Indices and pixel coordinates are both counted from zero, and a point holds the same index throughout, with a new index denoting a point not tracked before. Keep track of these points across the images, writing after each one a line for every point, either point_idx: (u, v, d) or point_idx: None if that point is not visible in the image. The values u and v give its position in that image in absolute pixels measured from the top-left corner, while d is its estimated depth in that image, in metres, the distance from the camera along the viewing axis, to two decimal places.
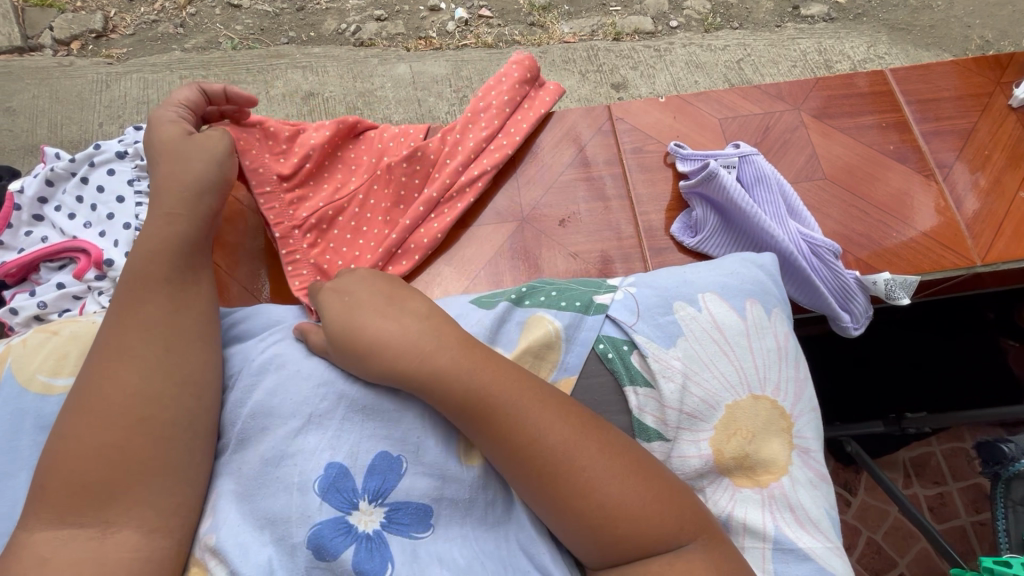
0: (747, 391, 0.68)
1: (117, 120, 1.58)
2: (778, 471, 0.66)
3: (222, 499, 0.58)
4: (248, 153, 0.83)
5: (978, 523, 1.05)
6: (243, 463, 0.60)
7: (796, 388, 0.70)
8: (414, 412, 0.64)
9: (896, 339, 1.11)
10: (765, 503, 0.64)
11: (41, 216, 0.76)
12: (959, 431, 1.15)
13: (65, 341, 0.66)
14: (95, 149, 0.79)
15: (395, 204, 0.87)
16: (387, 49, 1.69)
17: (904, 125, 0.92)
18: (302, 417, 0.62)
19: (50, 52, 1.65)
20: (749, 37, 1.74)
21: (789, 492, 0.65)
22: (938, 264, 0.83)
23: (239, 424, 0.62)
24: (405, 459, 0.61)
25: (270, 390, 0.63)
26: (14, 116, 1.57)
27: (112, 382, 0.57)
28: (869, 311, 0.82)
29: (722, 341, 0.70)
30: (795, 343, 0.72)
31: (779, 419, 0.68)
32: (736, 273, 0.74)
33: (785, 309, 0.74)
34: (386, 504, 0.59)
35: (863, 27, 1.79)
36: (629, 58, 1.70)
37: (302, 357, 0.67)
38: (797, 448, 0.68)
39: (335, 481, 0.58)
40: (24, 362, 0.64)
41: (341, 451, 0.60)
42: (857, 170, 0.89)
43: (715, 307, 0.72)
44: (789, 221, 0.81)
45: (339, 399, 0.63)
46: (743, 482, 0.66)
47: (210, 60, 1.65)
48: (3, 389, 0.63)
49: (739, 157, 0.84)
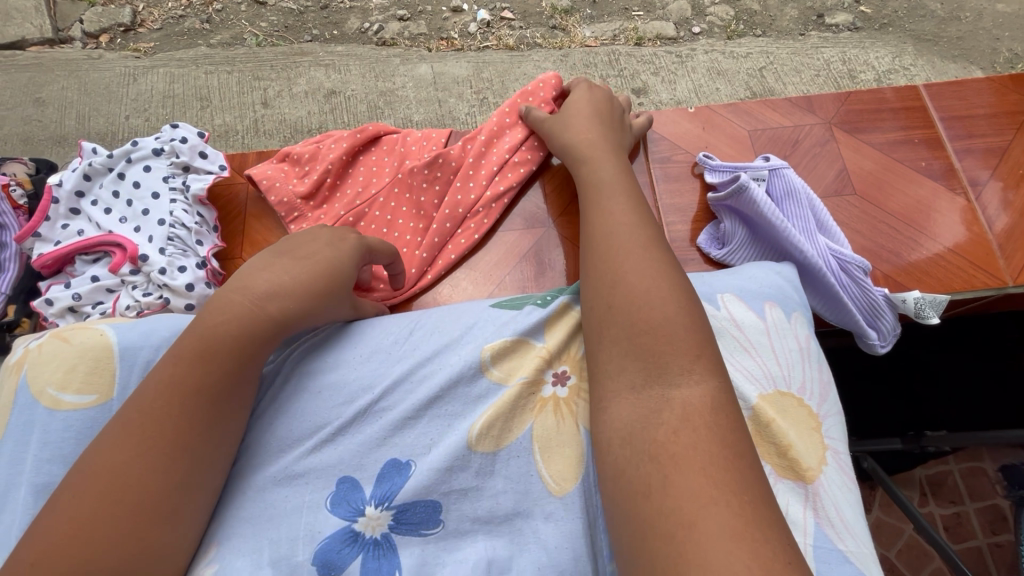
0: (772, 385, 0.67)
1: (144, 113, 1.61)
2: (815, 470, 0.63)
3: (227, 523, 0.60)
4: (273, 188, 0.90)
5: (995, 544, 1.03)
6: (252, 484, 0.63)
7: (821, 389, 0.68)
8: (427, 418, 0.65)
9: (920, 358, 1.09)
10: (805, 497, 0.61)
11: (77, 209, 0.78)
12: (979, 451, 1.13)
13: (77, 351, 0.66)
14: (133, 145, 0.81)
15: (415, 217, 0.89)
16: (409, 49, 1.71)
17: (936, 141, 0.91)
18: (318, 433, 0.65)
19: (79, 45, 1.69)
20: (772, 45, 1.73)
21: (829, 489, 0.62)
22: (969, 284, 0.82)
23: (250, 445, 0.65)
24: (413, 463, 0.63)
25: (288, 411, 0.67)
26: (44, 107, 1.61)
27: (150, 464, 0.53)
28: (898, 328, 0.80)
29: (744, 339, 0.69)
30: (816, 346, 0.72)
31: (807, 419, 0.66)
32: (753, 279, 0.75)
33: (805, 312, 0.74)
34: (393, 508, 0.60)
35: (889, 37, 1.76)
36: (650, 64, 1.70)
37: (319, 374, 0.69)
38: (828, 448, 0.65)
39: (345, 494, 0.61)
40: (38, 370, 0.66)
41: (350, 466, 0.63)
42: (886, 186, 0.89)
43: (734, 307, 0.72)
44: (819, 237, 0.80)
45: (356, 413, 0.66)
46: (784, 472, 0.63)
47: (236, 57, 1.67)
48: (19, 398, 0.65)
49: (769, 170, 0.84)
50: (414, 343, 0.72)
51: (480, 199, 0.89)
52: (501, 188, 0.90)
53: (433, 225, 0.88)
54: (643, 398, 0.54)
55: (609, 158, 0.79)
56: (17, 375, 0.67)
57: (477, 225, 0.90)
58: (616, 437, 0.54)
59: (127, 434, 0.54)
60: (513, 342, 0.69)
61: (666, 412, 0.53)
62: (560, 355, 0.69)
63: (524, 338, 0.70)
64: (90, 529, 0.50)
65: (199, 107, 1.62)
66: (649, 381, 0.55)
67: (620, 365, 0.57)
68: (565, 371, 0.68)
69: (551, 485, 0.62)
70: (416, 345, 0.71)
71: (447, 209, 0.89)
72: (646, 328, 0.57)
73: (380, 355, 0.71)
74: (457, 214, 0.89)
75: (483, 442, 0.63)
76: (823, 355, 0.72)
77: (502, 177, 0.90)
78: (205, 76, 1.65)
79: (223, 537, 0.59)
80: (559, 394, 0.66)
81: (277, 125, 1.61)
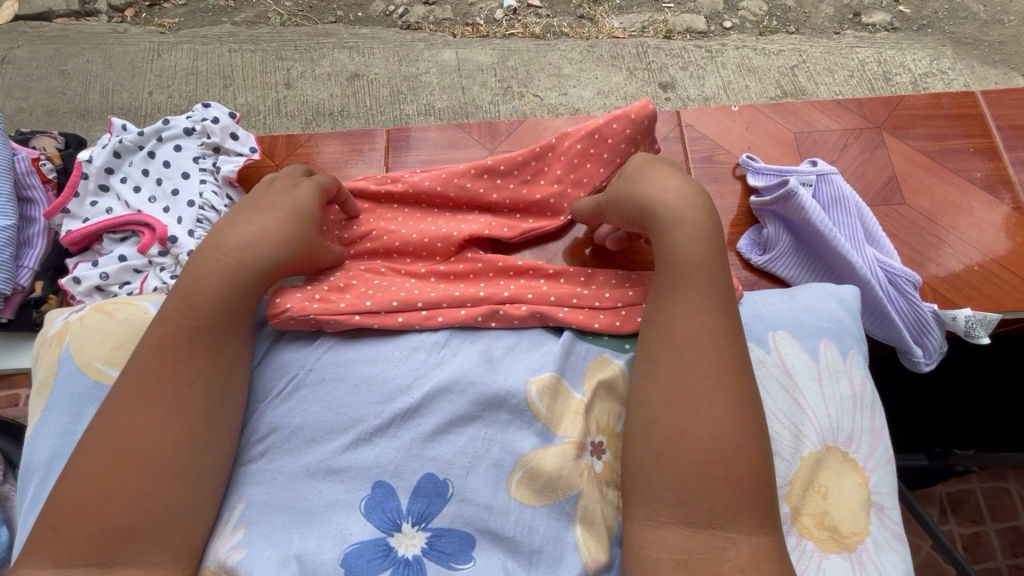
0: (822, 441, 0.65)
1: (166, 89, 1.60)
2: (862, 532, 0.62)
3: (249, 509, 0.61)
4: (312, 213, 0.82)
5: (1015, 567, 1.01)
6: (281, 471, 0.63)
7: (871, 440, 0.66)
8: (469, 435, 0.63)
9: (981, 379, 0.99)
10: (855, 570, 0.60)
11: (106, 186, 0.78)
12: (1003, 471, 1.09)
13: (118, 325, 0.69)
14: (164, 124, 0.80)
15: (440, 275, 0.77)
16: (433, 34, 1.67)
17: (993, 151, 0.89)
18: (353, 430, 0.64)
19: (105, 18, 1.67)
20: (806, 43, 1.68)
21: (877, 558, 0.61)
22: (1020, 303, 0.80)
23: (285, 432, 0.64)
24: (451, 484, 0.61)
25: (324, 403, 0.65)
26: (69, 80, 1.60)
27: (155, 424, 0.56)
28: (944, 348, 0.78)
29: (791, 386, 0.68)
30: (872, 388, 0.69)
31: (852, 472, 0.64)
32: (811, 308, 0.72)
33: (862, 348, 0.70)
34: (429, 530, 0.59)
35: (927, 38, 1.70)
36: (679, 58, 1.65)
37: (360, 367, 0.68)
38: (872, 504, 0.63)
39: (380, 501, 0.61)
40: (81, 344, 0.68)
41: (387, 470, 0.62)
42: (940, 197, 0.87)
43: (786, 348, 0.70)
44: (866, 247, 0.78)
45: (393, 415, 0.64)
46: (829, 547, 0.61)
47: (260, 36, 1.65)
48: (63, 369, 0.67)
49: (817, 175, 0.82)
50: (453, 349, 0.70)
51: (531, 294, 0.74)
52: (566, 306, 0.73)
53: (462, 283, 0.76)
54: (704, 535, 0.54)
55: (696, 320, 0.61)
56: (58, 346, 0.68)
57: (510, 305, 0.73)
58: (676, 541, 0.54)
59: (132, 401, 0.57)
60: (556, 380, 0.67)
61: (732, 548, 0.54)
62: (596, 416, 0.66)
63: (565, 382, 0.67)
64: (104, 490, 0.53)
65: (222, 86, 1.60)
66: (714, 521, 0.55)
67: (701, 479, 0.55)
68: (602, 442, 0.65)
69: (585, 560, 0.59)
70: (456, 352, 0.69)
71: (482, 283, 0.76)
72: (718, 472, 0.55)
73: (420, 356, 0.69)
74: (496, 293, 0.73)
75: (520, 488, 0.61)
76: (878, 398, 0.69)
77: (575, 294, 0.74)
78: (229, 54, 1.63)
79: (252, 523, 0.60)
80: (594, 466, 0.64)
81: (299, 107, 1.59)
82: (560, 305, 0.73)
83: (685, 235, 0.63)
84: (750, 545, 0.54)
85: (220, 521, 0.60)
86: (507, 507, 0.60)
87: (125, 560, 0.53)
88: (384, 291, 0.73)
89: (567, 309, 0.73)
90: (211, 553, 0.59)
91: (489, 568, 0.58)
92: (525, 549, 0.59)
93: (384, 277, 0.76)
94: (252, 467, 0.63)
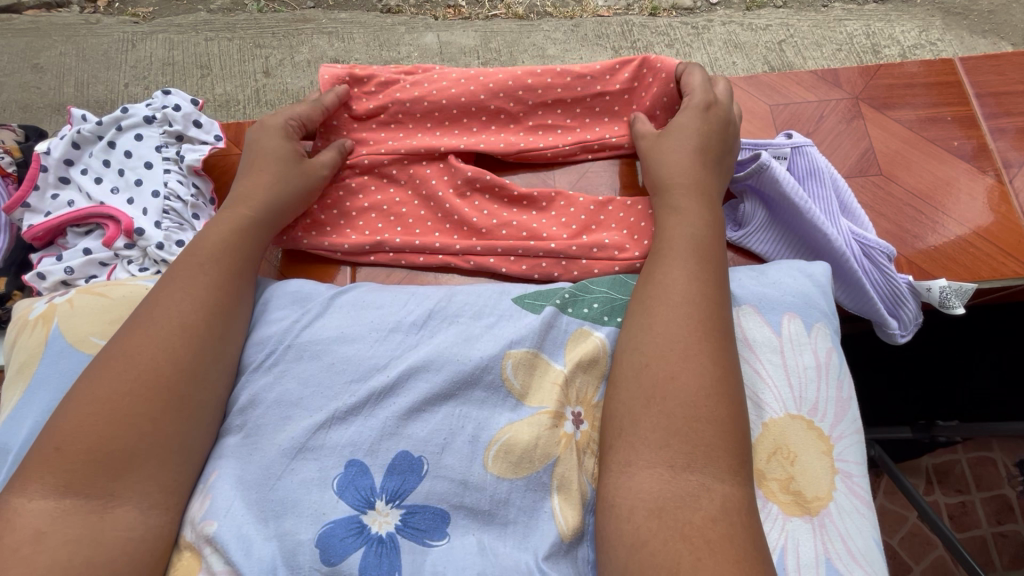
0: (783, 409, 0.65)
1: (143, 81, 1.56)
2: (825, 498, 0.62)
3: (223, 478, 0.59)
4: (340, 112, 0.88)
5: (1000, 534, 1.00)
6: (255, 449, 0.61)
7: (838, 408, 0.66)
8: (444, 412, 0.63)
9: (965, 348, 0.98)
10: (816, 533, 0.60)
11: (67, 178, 0.77)
12: (988, 441, 1.09)
13: (112, 303, 0.69)
14: (123, 112, 0.79)
15: (416, 218, 0.84)
16: (414, 17, 1.64)
17: (969, 119, 0.89)
18: (328, 409, 0.63)
19: (77, 9, 1.63)
20: (794, 17, 1.65)
21: (838, 521, 0.61)
22: (997, 272, 0.80)
23: (258, 410, 0.64)
24: (425, 462, 0.61)
25: (300, 378, 0.65)
26: (42, 73, 1.57)
27: (162, 349, 0.60)
28: (918, 319, 0.78)
29: (757, 359, 0.67)
30: (840, 359, 0.69)
31: (816, 441, 0.64)
32: (778, 283, 0.71)
33: (830, 321, 0.70)
34: (403, 507, 0.59)
35: (916, 9, 1.67)
36: (665, 35, 1.62)
37: (335, 345, 0.67)
38: (838, 472, 0.64)
39: (354, 479, 0.60)
40: (71, 323, 0.68)
41: (361, 448, 0.61)
42: (916, 166, 0.86)
43: (747, 322, 0.69)
44: (841, 219, 0.78)
45: (369, 393, 0.63)
46: (792, 510, 0.61)
47: (236, 23, 1.62)
48: (53, 345, 0.67)
49: (791, 148, 0.81)
50: (431, 330, 0.68)
51: (482, 248, 0.80)
52: (511, 259, 0.80)
53: (430, 228, 0.83)
54: (677, 489, 0.54)
55: (681, 274, 0.64)
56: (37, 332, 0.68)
57: (460, 258, 0.81)
58: (642, 508, 0.53)
59: (147, 334, 0.60)
60: (533, 355, 0.66)
61: (704, 501, 0.53)
62: (576, 389, 0.65)
63: (544, 356, 0.67)
64: (115, 405, 0.56)
65: (199, 75, 1.56)
66: (689, 473, 0.54)
67: (660, 442, 0.56)
68: (581, 412, 0.64)
69: (561, 526, 0.59)
70: (433, 332, 0.68)
71: (438, 233, 0.83)
72: (704, 421, 0.56)
73: (397, 336, 0.68)
74: (448, 245, 0.81)
75: (496, 463, 0.61)
76: (846, 369, 0.69)
77: (521, 246, 0.79)
78: (206, 42, 1.59)
79: (219, 493, 0.58)
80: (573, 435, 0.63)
81: (279, 95, 1.55)
82: (507, 255, 0.80)
83: (682, 212, 0.70)
84: (721, 500, 0.53)
85: (197, 484, 0.60)
86: (482, 488, 0.60)
87: (124, 495, 0.54)
88: (361, 228, 0.84)
89: (508, 265, 0.80)
90: (187, 522, 0.58)
91: (464, 545, 0.58)
92: (500, 521, 0.59)
93: (374, 204, 0.85)
94: (225, 441, 0.63)
